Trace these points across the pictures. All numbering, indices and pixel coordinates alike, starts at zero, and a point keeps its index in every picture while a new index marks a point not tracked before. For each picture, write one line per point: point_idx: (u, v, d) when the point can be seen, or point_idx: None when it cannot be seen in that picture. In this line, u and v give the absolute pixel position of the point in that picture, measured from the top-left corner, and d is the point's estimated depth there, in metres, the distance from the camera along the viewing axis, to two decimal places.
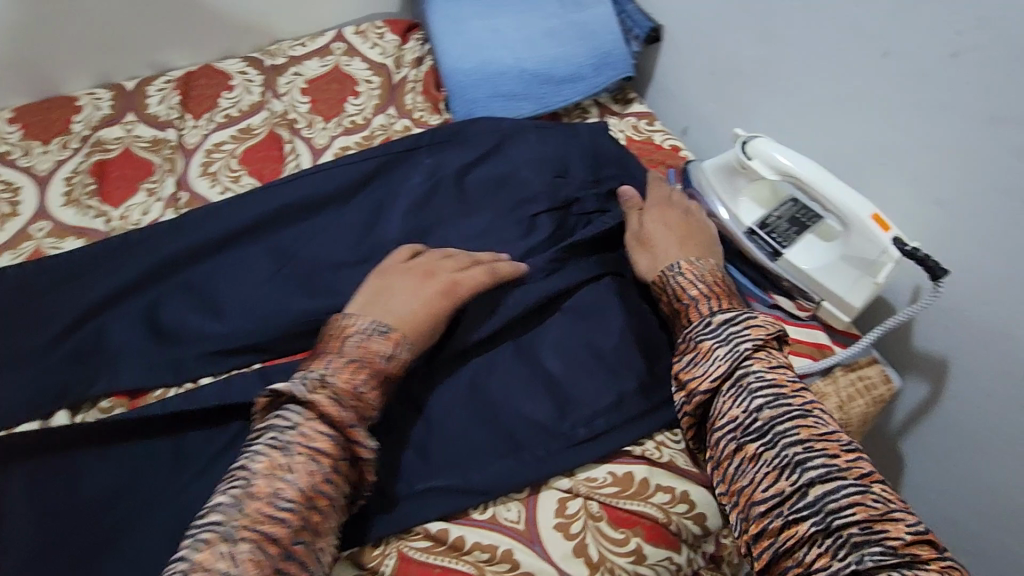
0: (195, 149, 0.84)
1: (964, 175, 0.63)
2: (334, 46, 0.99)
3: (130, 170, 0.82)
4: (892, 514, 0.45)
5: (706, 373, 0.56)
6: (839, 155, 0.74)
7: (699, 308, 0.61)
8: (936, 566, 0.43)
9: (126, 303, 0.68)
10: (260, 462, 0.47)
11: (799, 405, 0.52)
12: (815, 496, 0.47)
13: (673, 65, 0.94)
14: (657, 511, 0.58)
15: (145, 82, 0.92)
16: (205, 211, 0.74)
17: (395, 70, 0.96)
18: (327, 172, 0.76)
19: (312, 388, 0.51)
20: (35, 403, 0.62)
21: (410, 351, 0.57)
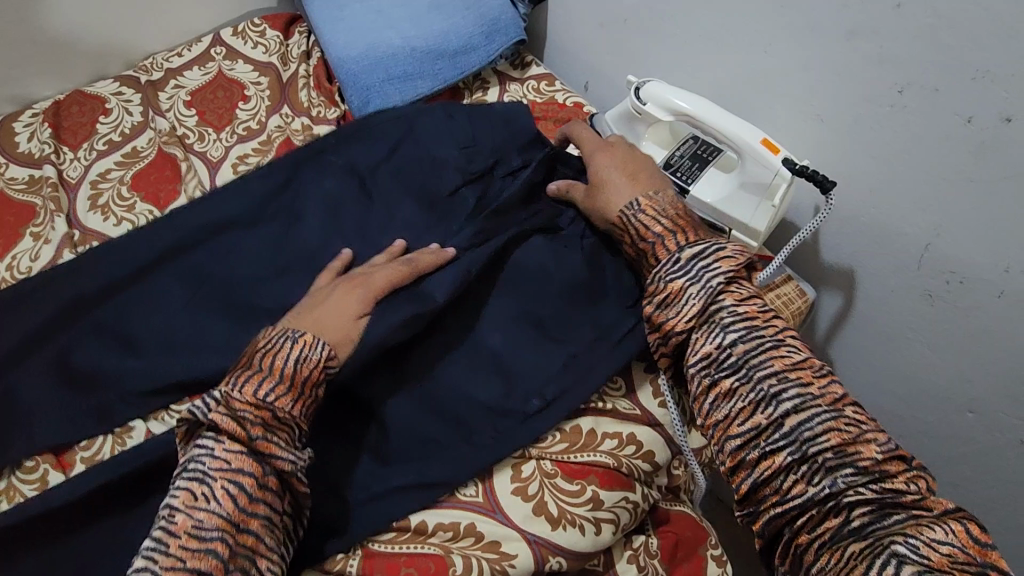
0: (79, 183, 0.79)
1: (837, 89, 0.66)
2: (213, 51, 0.94)
3: (9, 215, 0.76)
4: (864, 434, 0.49)
5: (680, 314, 0.56)
6: (727, 89, 0.77)
7: (667, 243, 0.60)
8: (902, 478, 0.47)
9: (34, 357, 0.64)
10: (178, 497, 0.48)
11: (772, 336, 0.54)
12: (791, 426, 0.50)
13: (564, 22, 0.94)
14: (608, 457, 0.60)
15: (10, 120, 0.86)
16: (107, 248, 0.70)
17: (282, 67, 0.92)
18: (236, 189, 0.73)
19: (211, 407, 0.50)
20: None
21: (325, 350, 0.55)
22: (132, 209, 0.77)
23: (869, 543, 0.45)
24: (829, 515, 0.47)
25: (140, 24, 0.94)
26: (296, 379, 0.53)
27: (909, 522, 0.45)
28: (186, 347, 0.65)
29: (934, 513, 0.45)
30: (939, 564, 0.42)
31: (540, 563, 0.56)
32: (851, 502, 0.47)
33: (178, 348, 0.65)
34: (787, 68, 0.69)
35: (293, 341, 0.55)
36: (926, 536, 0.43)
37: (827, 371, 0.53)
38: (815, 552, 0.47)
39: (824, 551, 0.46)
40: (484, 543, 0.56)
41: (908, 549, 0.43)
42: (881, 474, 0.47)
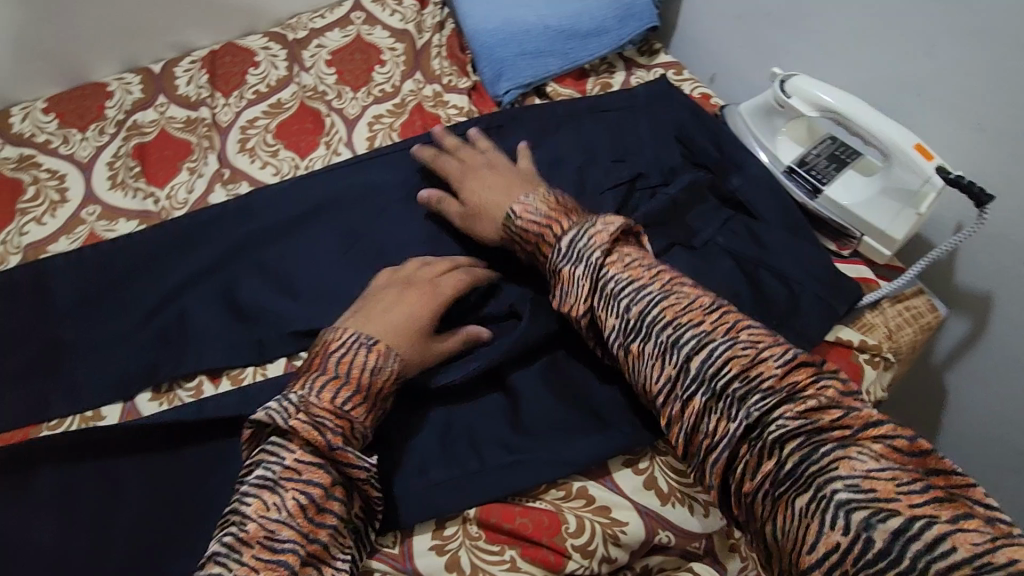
0: (230, 126, 0.85)
1: (1006, 98, 0.63)
2: (354, 16, 0.98)
3: (170, 150, 0.83)
4: (760, 355, 0.48)
5: (576, 297, 0.58)
6: (875, 91, 0.74)
7: (547, 235, 0.62)
8: (811, 391, 0.46)
9: (194, 280, 0.70)
10: (250, 505, 0.47)
11: (659, 289, 0.54)
12: (696, 367, 0.50)
13: (697, 12, 0.94)
14: None
15: (171, 64, 0.92)
16: (271, 193, 0.76)
17: (416, 34, 0.96)
18: (392, 156, 0.80)
19: (290, 414, 0.50)
20: (122, 383, 0.65)
21: (398, 362, 0.56)
22: (277, 156, 0.83)
23: (808, 491, 0.42)
24: (763, 459, 0.45)
25: None
26: (372, 388, 0.54)
27: (837, 454, 0.42)
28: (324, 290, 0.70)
29: (854, 431, 0.44)
30: (884, 494, 0.40)
31: (649, 534, 0.56)
32: (774, 436, 0.45)
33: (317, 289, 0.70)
34: (948, 73, 0.67)
35: (367, 348, 0.55)
36: (859, 470, 0.41)
37: (721, 306, 0.53)
38: (762, 505, 0.45)
39: (770, 505, 0.44)
40: (595, 506, 0.56)
41: (847, 491, 0.41)
42: (792, 394, 0.46)
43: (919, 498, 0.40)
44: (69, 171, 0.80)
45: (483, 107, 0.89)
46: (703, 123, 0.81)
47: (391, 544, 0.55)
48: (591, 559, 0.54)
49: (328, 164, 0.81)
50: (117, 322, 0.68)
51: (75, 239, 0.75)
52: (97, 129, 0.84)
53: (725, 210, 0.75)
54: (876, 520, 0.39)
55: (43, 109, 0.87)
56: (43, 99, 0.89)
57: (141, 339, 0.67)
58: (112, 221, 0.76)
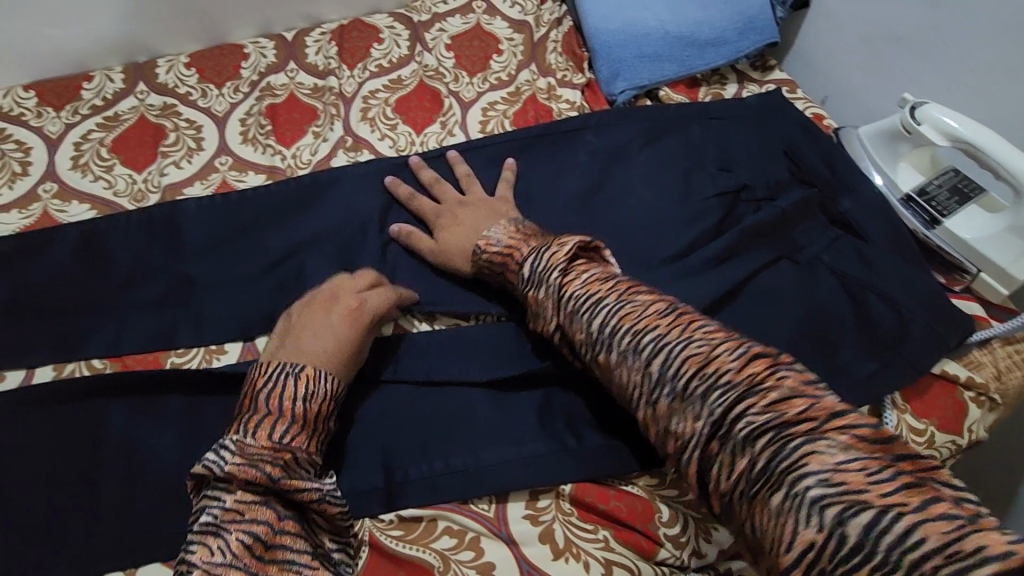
0: (352, 97, 0.89)
1: None
2: (475, 4, 1.01)
3: (298, 114, 0.87)
4: (716, 353, 0.46)
5: (547, 318, 0.57)
6: (1006, 129, 0.73)
7: (517, 257, 0.61)
8: (772, 382, 0.43)
9: (314, 237, 0.75)
10: (194, 553, 0.45)
11: (614, 299, 0.52)
12: (666, 372, 0.47)
13: (818, 32, 0.93)
14: None
15: (302, 33, 0.98)
16: (391, 163, 0.80)
17: (534, 28, 0.98)
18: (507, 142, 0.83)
19: (227, 459, 0.48)
20: (246, 324, 0.70)
21: (328, 382, 0.56)
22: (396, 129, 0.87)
23: (778, 488, 0.39)
24: (734, 458, 0.42)
25: None
26: (306, 417, 0.53)
27: (804, 448, 0.39)
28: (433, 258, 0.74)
29: (819, 423, 0.40)
30: (854, 485, 0.37)
31: None
32: (742, 434, 0.42)
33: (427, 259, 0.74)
34: None
35: (294, 376, 0.54)
36: (829, 463, 0.38)
37: (677, 306, 0.50)
38: (741, 507, 0.42)
39: (746, 501, 0.41)
40: (688, 498, 0.58)
41: (818, 487, 0.38)
42: (752, 388, 0.43)
43: (889, 488, 0.36)
44: (206, 123, 0.86)
45: (595, 104, 0.91)
46: (817, 141, 0.81)
47: (487, 507, 0.57)
48: (683, 549, 0.55)
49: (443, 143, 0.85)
50: (243, 266, 0.73)
51: (208, 185, 0.80)
52: (232, 87, 0.90)
53: (835, 229, 0.74)
54: (849, 515, 0.36)
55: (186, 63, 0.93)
56: (185, 54, 0.95)
57: (263, 286, 0.71)
58: (241, 173, 0.81)
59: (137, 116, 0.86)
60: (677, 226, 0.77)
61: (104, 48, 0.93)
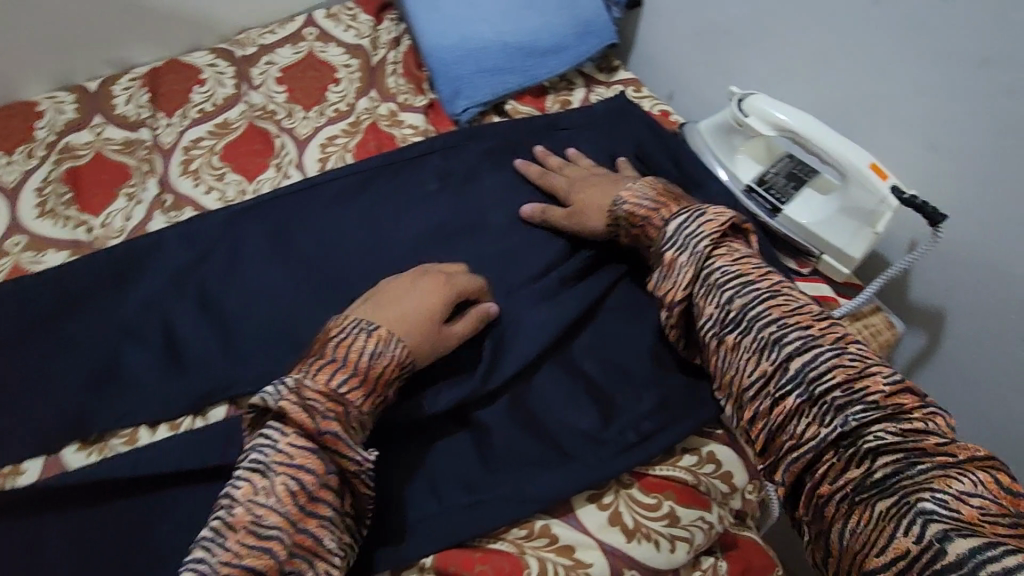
0: (171, 148, 0.81)
1: (951, 119, 0.64)
2: (306, 32, 0.95)
3: (107, 174, 0.78)
4: (868, 369, 0.51)
5: (676, 284, 0.60)
6: (830, 112, 0.75)
7: (654, 221, 0.65)
8: (919, 415, 0.49)
9: (129, 319, 0.66)
10: (239, 489, 0.47)
11: (767, 288, 0.57)
12: (798, 370, 0.52)
13: (654, 30, 0.93)
14: (686, 474, 0.59)
15: (109, 82, 0.87)
16: (217, 222, 0.73)
17: (369, 51, 0.93)
18: (345, 180, 0.77)
19: (283, 395, 0.49)
20: (50, 435, 0.60)
21: (400, 347, 0.55)
22: (223, 178, 0.79)
23: (893, 497, 0.45)
24: (850, 466, 0.48)
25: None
26: (371, 373, 0.53)
27: (935, 473, 0.45)
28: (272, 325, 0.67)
29: (959, 459, 0.46)
30: (970, 518, 0.42)
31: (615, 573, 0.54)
32: (870, 446, 0.48)
33: (265, 324, 0.67)
34: (899, 97, 0.68)
35: (368, 333, 0.54)
36: (954, 489, 0.44)
37: (829, 315, 0.56)
38: (838, 507, 0.48)
39: (848, 505, 0.47)
40: (558, 546, 0.54)
41: (934, 504, 0.43)
42: (899, 416, 0.49)
43: (1005, 529, 0.42)
44: None
45: (439, 126, 0.86)
46: (662, 141, 0.80)
47: None
48: None
49: (277, 188, 0.78)
50: (41, 365, 0.63)
51: None
52: (25, 153, 0.79)
53: None
54: (954, 535, 0.41)
55: None
56: None
57: (69, 384, 0.62)
58: (41, 252, 0.71)
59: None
60: (533, 246, 0.74)
61: None
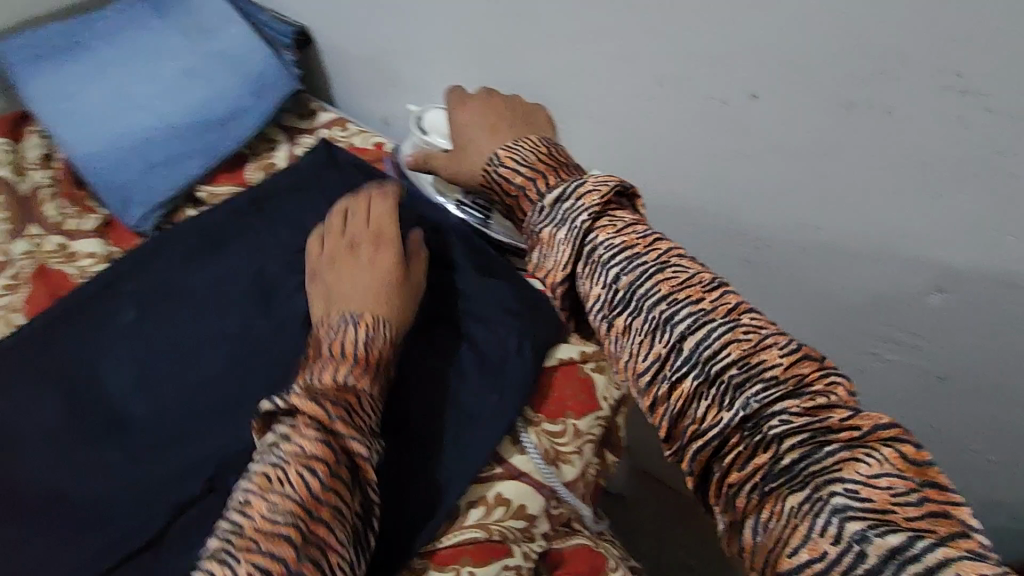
0: (80, 258, 0.95)
1: (735, 146, 0.80)
2: (200, 109, 1.05)
3: (47, 281, 0.92)
4: (764, 343, 0.58)
5: (557, 260, 0.69)
6: (645, 149, 0.88)
7: (529, 190, 0.74)
8: (820, 387, 0.55)
9: (57, 419, 0.81)
10: (254, 483, 0.60)
11: (653, 260, 0.64)
12: (691, 349, 0.58)
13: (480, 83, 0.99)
14: (478, 533, 0.74)
15: (36, 186, 1.01)
16: (132, 322, 0.88)
17: (238, 137, 1.05)
18: (239, 272, 0.94)
19: (293, 393, 0.67)
20: None
21: (380, 331, 0.76)
22: (126, 277, 0.92)
23: (805, 492, 0.50)
24: (757, 452, 0.54)
25: (136, 84, 1.05)
26: (369, 357, 0.74)
27: (842, 456, 0.51)
28: (165, 420, 0.81)
29: (863, 434, 0.52)
30: (879, 505, 0.48)
31: None
32: (776, 431, 0.54)
33: (167, 419, 0.81)
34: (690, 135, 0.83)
35: (355, 326, 0.76)
36: (861, 473, 0.49)
37: (718, 285, 0.62)
38: (748, 498, 0.54)
39: (759, 497, 0.53)
40: None
41: (844, 496, 0.49)
42: (797, 391, 0.55)
43: (915, 512, 0.47)
44: None
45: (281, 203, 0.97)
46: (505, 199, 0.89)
47: None
48: None
49: (180, 279, 0.93)
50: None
51: None
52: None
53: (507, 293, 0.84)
54: (872, 535, 0.46)
55: None
56: None
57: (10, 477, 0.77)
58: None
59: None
60: None
61: None
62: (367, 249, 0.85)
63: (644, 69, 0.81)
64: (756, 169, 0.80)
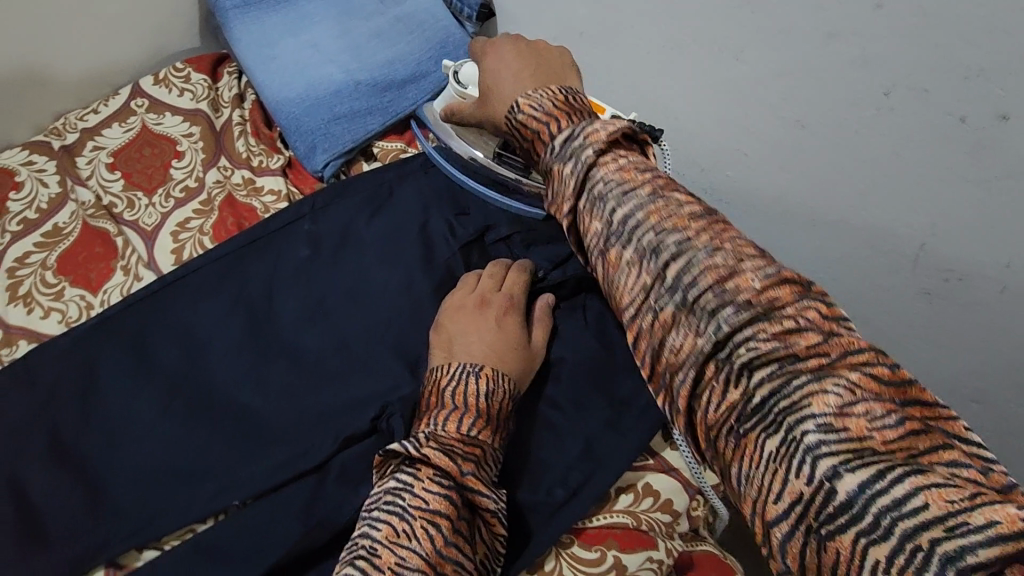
0: (263, 193, 1.01)
1: (948, 168, 0.75)
2: (383, 68, 1.09)
3: (234, 211, 0.99)
4: (747, 272, 0.49)
5: (563, 194, 0.58)
6: (834, 162, 0.86)
7: (545, 134, 0.62)
8: (792, 312, 0.47)
9: (233, 336, 0.86)
10: (382, 531, 0.59)
11: (649, 195, 0.55)
12: (684, 284, 0.50)
13: (670, 81, 1.00)
14: (626, 519, 0.74)
15: (229, 123, 1.10)
16: (304, 259, 0.93)
17: (414, 99, 1.08)
18: (403, 225, 0.95)
19: (425, 443, 0.64)
20: (153, 451, 0.77)
21: (500, 381, 0.72)
22: (303, 217, 0.97)
23: (779, 435, 0.43)
24: (730, 389, 0.47)
25: (328, 38, 1.11)
26: (490, 410, 0.70)
27: (810, 387, 0.43)
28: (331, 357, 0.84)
29: (831, 359, 0.44)
30: (856, 433, 0.41)
31: None
32: (746, 362, 0.46)
33: (330, 354, 0.85)
34: (896, 151, 0.79)
35: (476, 375, 0.71)
36: (831, 406, 0.42)
37: (710, 215, 0.53)
38: (728, 443, 0.46)
39: (736, 441, 0.46)
40: None
41: (817, 433, 0.42)
42: (769, 314, 0.47)
43: (894, 435, 0.40)
44: (136, 238, 0.96)
45: (302, 182, 1.05)
46: None
47: None
48: None
49: (349, 226, 0.96)
50: (176, 368, 0.83)
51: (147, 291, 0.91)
52: (162, 194, 1.01)
53: None
54: (842, 470, 0.40)
55: (111, 167, 1.03)
56: (107, 155, 1.05)
57: (187, 381, 0.82)
58: (161, 278, 0.91)
59: (80, 223, 0.96)
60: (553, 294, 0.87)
61: (38, 161, 1.02)
62: (492, 301, 0.81)
63: (874, 77, 0.77)
64: (972, 194, 0.75)
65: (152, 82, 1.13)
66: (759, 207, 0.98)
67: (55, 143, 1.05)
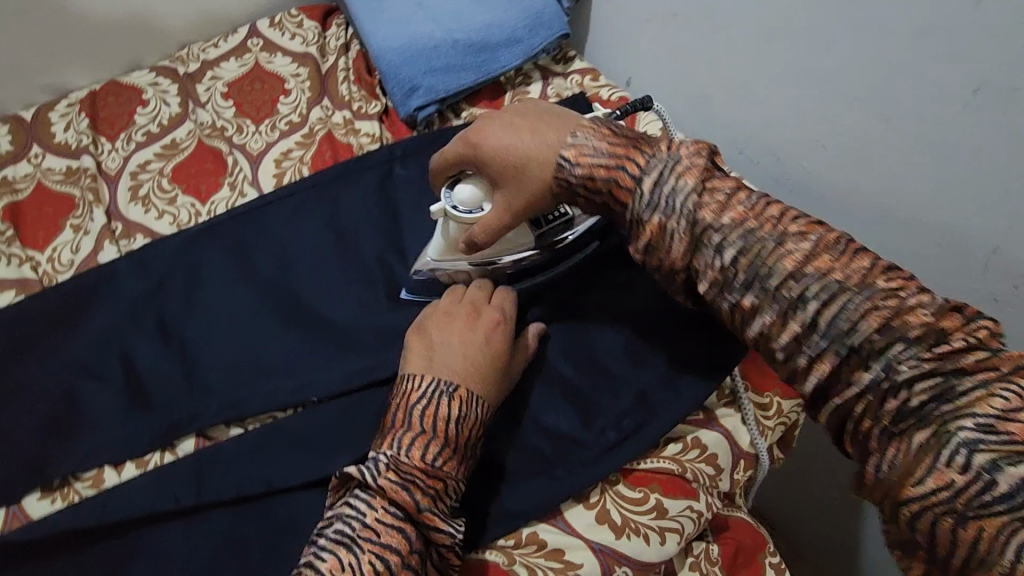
0: (360, 135, 1.09)
1: None
2: (481, 30, 1.15)
3: (333, 146, 1.07)
4: (907, 305, 0.54)
5: (666, 244, 0.61)
6: (915, 161, 0.86)
7: (625, 179, 0.64)
8: (960, 334, 0.53)
9: (322, 254, 0.93)
10: (327, 561, 0.60)
11: (766, 233, 0.59)
12: (828, 323, 0.55)
13: (756, 67, 1.01)
14: (671, 466, 0.77)
15: (334, 69, 1.17)
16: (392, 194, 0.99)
17: (507, 63, 1.14)
18: None
19: (381, 473, 0.64)
20: (245, 345, 0.84)
21: (472, 407, 0.69)
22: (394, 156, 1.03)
23: (931, 429, 0.50)
24: (885, 400, 0.52)
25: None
26: (458, 436, 0.67)
27: (978, 395, 0.49)
28: (413, 282, 0.87)
29: (1004, 372, 0.50)
30: (1018, 435, 0.47)
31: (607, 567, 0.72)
32: (913, 380, 0.51)
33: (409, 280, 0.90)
34: (982, 154, 0.79)
35: (447, 398, 0.68)
36: (996, 411, 0.48)
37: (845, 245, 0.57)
38: (878, 439, 0.52)
39: (887, 441, 0.52)
40: (568, 513, 0.74)
41: (977, 430, 0.48)
42: (895, 327, 0.53)
43: (1018, 418, 0.48)
44: (243, 160, 1.05)
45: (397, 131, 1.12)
46: None
47: None
48: None
49: None
50: (269, 276, 0.91)
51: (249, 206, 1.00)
52: (268, 124, 1.09)
53: None
54: (1003, 464, 0.46)
55: (225, 96, 1.12)
56: (223, 85, 1.14)
57: (278, 288, 0.90)
58: (262, 197, 0.98)
59: (196, 141, 1.06)
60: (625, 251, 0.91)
61: (162, 86, 1.12)
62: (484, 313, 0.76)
63: (962, 74, 0.77)
64: None
65: (267, 24, 1.22)
66: (832, 199, 0.99)
67: (180, 69, 1.16)
